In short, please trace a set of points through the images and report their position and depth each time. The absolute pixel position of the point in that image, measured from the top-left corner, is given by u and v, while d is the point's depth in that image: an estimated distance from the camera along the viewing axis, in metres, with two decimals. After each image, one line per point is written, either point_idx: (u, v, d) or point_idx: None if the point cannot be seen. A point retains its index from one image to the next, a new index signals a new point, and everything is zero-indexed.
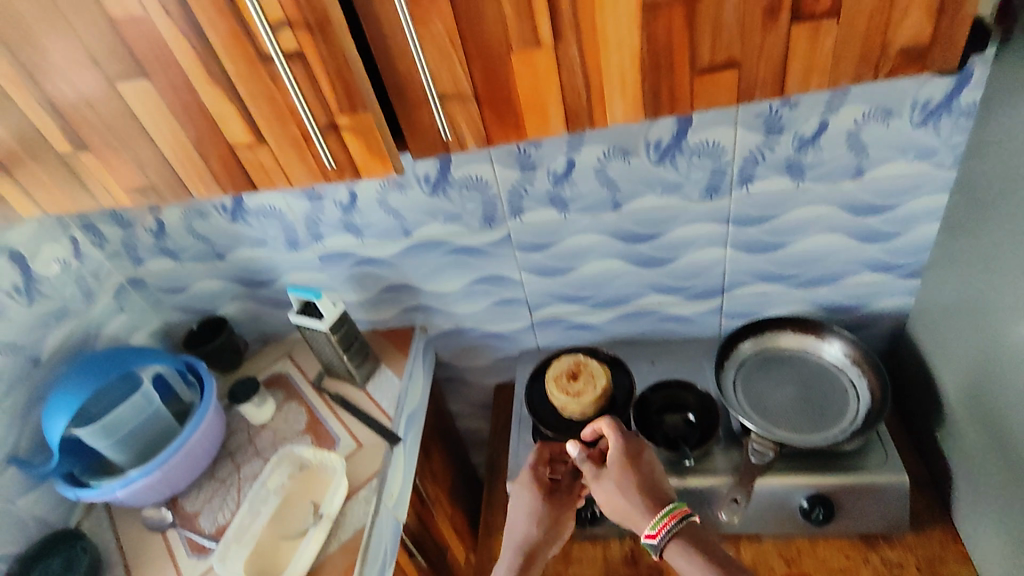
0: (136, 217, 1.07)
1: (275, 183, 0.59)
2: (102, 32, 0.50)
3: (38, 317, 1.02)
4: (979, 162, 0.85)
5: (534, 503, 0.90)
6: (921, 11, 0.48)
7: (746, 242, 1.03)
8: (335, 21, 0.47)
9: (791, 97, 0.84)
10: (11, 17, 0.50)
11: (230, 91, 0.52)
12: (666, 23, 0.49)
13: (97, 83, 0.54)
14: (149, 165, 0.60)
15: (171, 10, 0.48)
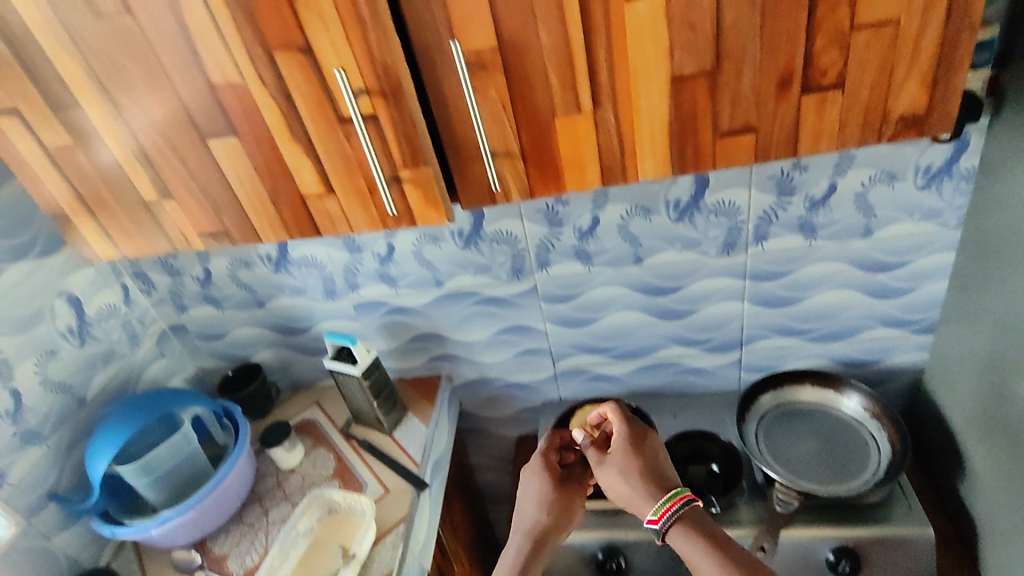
0: (186, 266, 1.15)
1: (339, 228, 0.66)
2: (204, 97, 0.58)
3: (88, 359, 1.07)
4: (981, 223, 0.91)
5: (545, 490, 0.88)
6: (916, 85, 0.55)
7: (762, 297, 1.07)
8: (407, 89, 0.55)
9: (801, 161, 0.92)
10: (127, 84, 0.59)
11: (310, 148, 0.60)
12: (690, 93, 0.56)
13: (193, 139, 0.62)
14: (226, 212, 0.67)
15: (268, 79, 0.56)
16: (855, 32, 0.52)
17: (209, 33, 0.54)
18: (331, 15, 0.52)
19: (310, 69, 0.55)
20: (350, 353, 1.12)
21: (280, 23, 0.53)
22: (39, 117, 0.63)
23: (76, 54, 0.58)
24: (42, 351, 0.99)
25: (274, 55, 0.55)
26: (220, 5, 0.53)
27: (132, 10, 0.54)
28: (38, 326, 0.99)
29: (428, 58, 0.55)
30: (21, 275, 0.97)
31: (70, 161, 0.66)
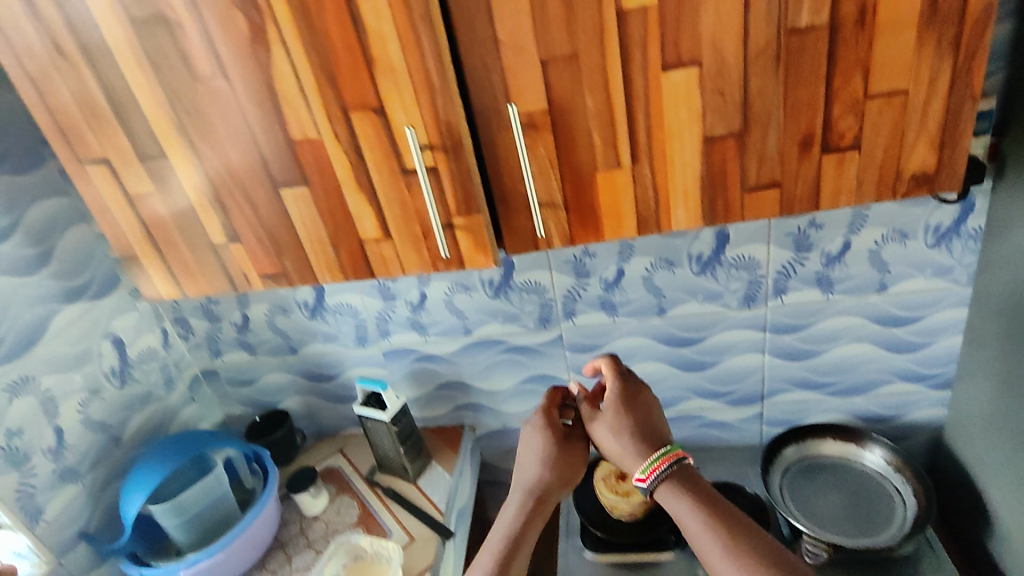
0: (225, 312, 1.20)
1: (392, 270, 0.71)
2: (281, 150, 0.65)
3: (125, 400, 1.10)
4: (991, 279, 0.95)
5: (543, 448, 0.88)
6: (926, 147, 0.61)
7: (782, 349, 1.11)
8: (466, 145, 0.62)
9: (817, 219, 0.97)
10: (213, 138, 0.66)
11: (373, 197, 0.66)
12: (720, 152, 0.62)
13: (265, 188, 0.68)
14: (287, 255, 0.73)
15: (342, 135, 0.63)
16: (868, 101, 0.59)
17: (294, 95, 0.62)
18: (405, 81, 0.59)
19: (381, 127, 0.62)
20: (380, 399, 1.15)
21: (358, 87, 0.60)
22: (126, 166, 0.70)
23: (170, 113, 0.65)
24: (88, 389, 1.03)
25: (350, 114, 0.62)
26: (307, 71, 0.60)
27: (226, 75, 0.62)
28: (86, 365, 1.03)
29: (485, 118, 0.62)
30: (75, 315, 1.03)
31: (148, 207, 0.72)
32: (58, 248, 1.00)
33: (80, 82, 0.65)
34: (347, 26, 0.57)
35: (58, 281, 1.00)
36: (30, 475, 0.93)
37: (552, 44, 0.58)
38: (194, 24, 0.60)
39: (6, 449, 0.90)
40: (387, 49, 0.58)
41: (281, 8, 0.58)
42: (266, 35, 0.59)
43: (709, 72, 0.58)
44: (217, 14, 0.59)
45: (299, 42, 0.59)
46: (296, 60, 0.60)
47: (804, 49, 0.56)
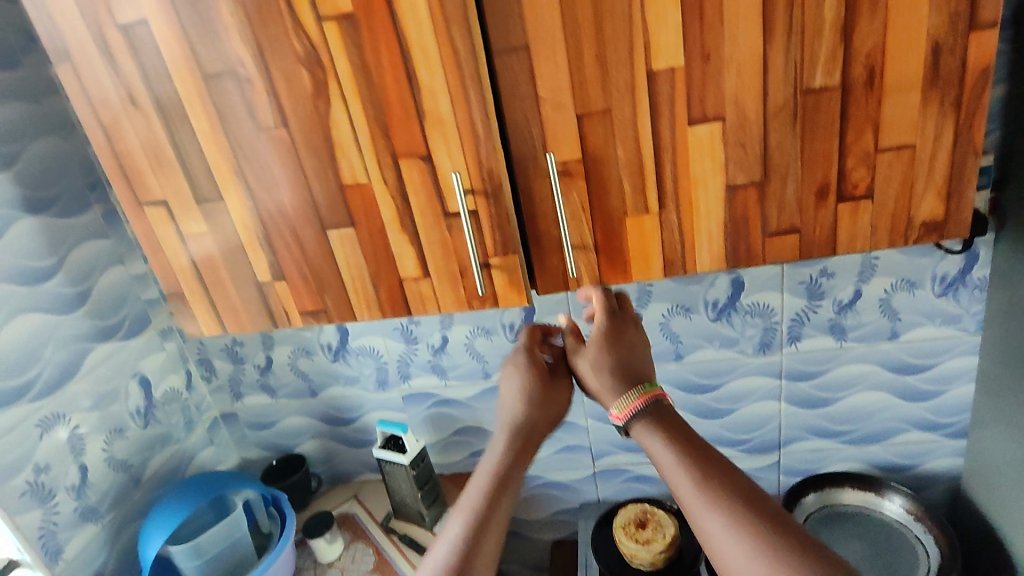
0: (249, 354, 1.22)
1: (429, 309, 0.75)
2: (332, 193, 0.70)
3: (148, 440, 1.11)
4: (999, 328, 0.98)
5: (525, 387, 0.83)
6: (934, 197, 0.65)
7: (798, 396, 1.13)
8: (506, 191, 0.67)
9: (828, 268, 1.01)
10: (270, 180, 0.71)
11: (415, 237, 0.71)
12: (743, 199, 0.66)
13: (314, 228, 0.73)
14: (329, 292, 0.77)
15: (390, 180, 0.68)
16: (879, 154, 0.63)
17: (348, 144, 0.68)
18: (452, 132, 0.65)
19: (428, 173, 0.67)
20: (399, 442, 1.16)
21: (409, 137, 0.66)
22: (184, 208, 0.75)
23: (232, 159, 0.71)
24: (111, 429, 1.04)
25: (399, 161, 0.67)
26: (363, 122, 0.66)
27: (287, 125, 0.68)
28: (112, 404, 1.04)
29: (523, 166, 0.67)
30: (107, 354, 1.05)
31: (199, 246, 0.77)
32: (97, 287, 1.04)
33: (150, 131, 0.71)
34: (402, 83, 0.64)
35: (95, 319, 1.03)
36: (52, 513, 0.92)
37: (588, 100, 0.63)
38: (262, 80, 0.66)
39: (33, 486, 0.90)
40: (437, 103, 0.64)
41: (343, 67, 0.64)
42: (328, 92, 0.66)
43: (732, 126, 0.63)
44: (284, 72, 0.66)
45: (358, 97, 0.65)
46: (354, 112, 0.66)
47: (818, 108, 0.62)
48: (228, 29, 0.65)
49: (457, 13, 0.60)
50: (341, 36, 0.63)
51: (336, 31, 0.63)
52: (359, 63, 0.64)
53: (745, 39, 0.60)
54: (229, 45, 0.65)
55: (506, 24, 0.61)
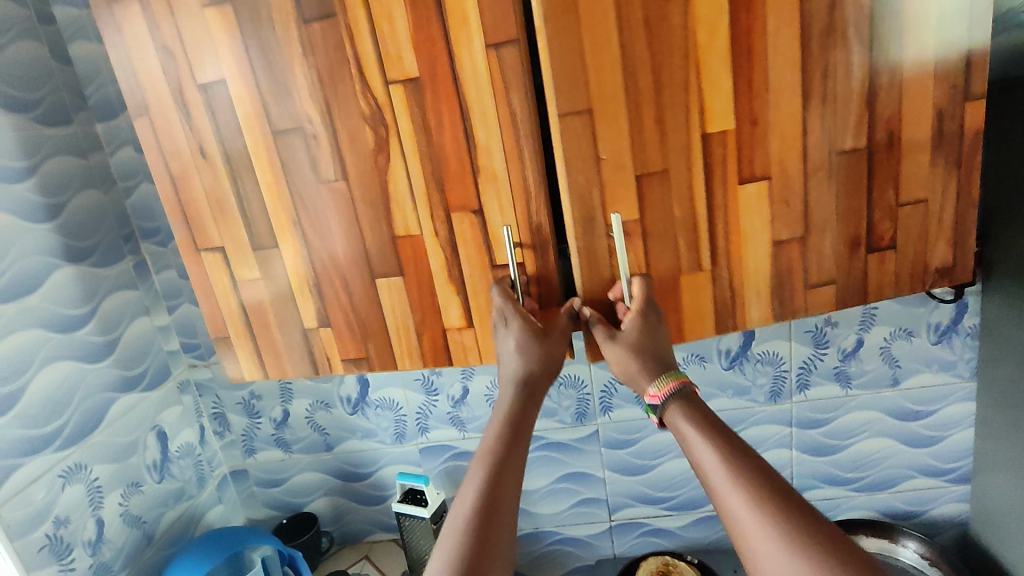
0: (266, 408, 1.22)
1: (470, 360, 0.79)
2: (384, 244, 0.75)
3: (161, 496, 1.09)
4: (991, 373, 1.05)
5: (525, 338, 0.72)
6: (946, 246, 0.73)
7: (808, 444, 1.16)
8: (552, 245, 0.73)
9: (832, 318, 1.08)
10: (322, 229, 0.76)
11: (461, 288, 0.76)
12: (786, 250, 0.73)
13: (364, 277, 0.77)
14: (373, 339, 0.80)
15: (441, 233, 0.74)
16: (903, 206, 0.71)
17: (404, 198, 0.73)
18: (505, 188, 0.71)
19: (479, 226, 0.73)
20: (417, 496, 1.16)
21: (463, 192, 0.72)
22: (241, 255, 0.80)
23: (291, 209, 0.76)
24: (128, 483, 1.02)
25: (452, 215, 0.73)
26: (420, 178, 0.72)
27: (348, 178, 0.74)
28: (131, 457, 1.03)
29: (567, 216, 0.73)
30: (129, 405, 1.04)
31: (252, 293, 0.81)
32: (124, 337, 1.05)
33: (214, 180, 0.77)
34: (460, 141, 0.70)
35: (121, 368, 1.03)
36: (68, 569, 0.90)
37: (648, 161, 0.69)
38: (328, 138, 0.72)
39: (52, 540, 0.88)
40: (491, 160, 0.70)
41: (405, 128, 0.70)
42: (390, 149, 0.72)
43: (775, 184, 0.71)
44: (350, 130, 0.72)
45: (417, 155, 0.71)
46: (411, 170, 0.72)
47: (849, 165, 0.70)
48: (305, 90, 0.71)
49: (515, 80, 0.67)
50: (404, 99, 0.69)
51: (402, 93, 0.69)
52: (420, 123, 0.70)
53: (787, 108, 0.68)
54: (298, 104, 0.72)
55: (572, 89, 0.66)
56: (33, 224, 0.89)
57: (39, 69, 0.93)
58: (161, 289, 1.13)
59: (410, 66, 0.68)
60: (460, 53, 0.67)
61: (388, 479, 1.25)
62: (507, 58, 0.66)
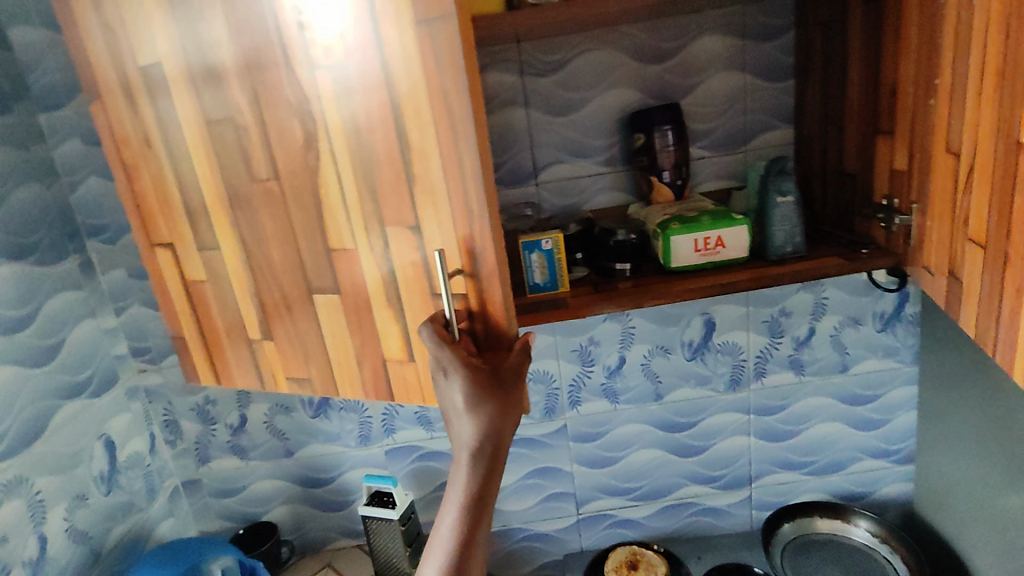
0: (222, 413, 1.16)
1: (412, 397, 0.70)
2: (318, 256, 0.67)
3: (109, 510, 1.03)
4: (931, 358, 1.13)
5: (474, 390, 0.60)
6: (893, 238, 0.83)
7: (765, 430, 1.21)
8: (498, 278, 0.60)
9: (786, 309, 1.13)
10: (258, 235, 0.69)
11: (401, 316, 0.66)
12: (1001, 224, 0.62)
13: (300, 291, 0.70)
14: (314, 363, 0.74)
15: (374, 248, 0.64)
16: (891, 203, 0.82)
17: (336, 204, 0.63)
18: (442, 200, 0.59)
19: (416, 245, 0.62)
20: (385, 498, 1.13)
21: (399, 205, 0.61)
22: (187, 251, 0.76)
23: (227, 206, 0.70)
24: (74, 495, 0.96)
25: (387, 229, 0.62)
26: (352, 180, 0.62)
27: (278, 176, 0.65)
28: (77, 467, 0.97)
29: None
30: (75, 412, 0.98)
31: (200, 293, 0.77)
32: (68, 341, 0.98)
33: (162, 171, 0.72)
34: (393, 138, 0.58)
35: (65, 374, 0.96)
36: None
37: None
38: (258, 132, 0.64)
39: None
40: (427, 163, 0.58)
41: (333, 123, 0.60)
42: (320, 144, 0.61)
43: None
44: (278, 121, 0.62)
45: (348, 158, 0.61)
46: (342, 170, 0.62)
47: (944, 140, 0.71)
48: (276, 63, 0.60)
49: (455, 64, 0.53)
50: (330, 87, 0.59)
51: (326, 76, 0.59)
52: (350, 116, 0.59)
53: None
54: (227, 93, 0.64)
55: None
56: None
57: None
58: (108, 290, 1.07)
59: (333, 46, 0.57)
60: (389, 29, 0.55)
61: (352, 483, 1.21)
62: (440, 35, 0.53)
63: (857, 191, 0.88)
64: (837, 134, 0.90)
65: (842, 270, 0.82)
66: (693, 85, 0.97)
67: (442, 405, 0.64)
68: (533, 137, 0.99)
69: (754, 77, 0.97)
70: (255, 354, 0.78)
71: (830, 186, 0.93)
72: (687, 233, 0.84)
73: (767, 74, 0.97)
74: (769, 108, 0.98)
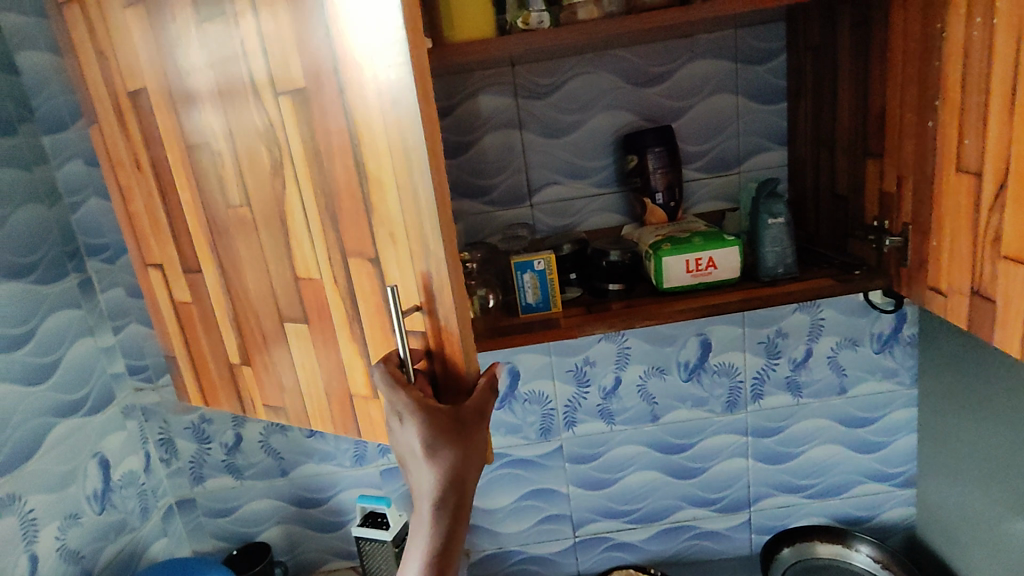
0: (217, 432, 1.16)
1: (377, 431, 0.69)
2: (288, 284, 0.67)
3: (101, 529, 1.03)
4: (931, 380, 1.12)
5: (430, 436, 0.58)
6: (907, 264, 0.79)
7: (763, 452, 1.20)
8: (455, 318, 0.57)
9: (783, 329, 1.12)
10: (233, 260, 0.70)
11: (364, 349, 0.65)
12: None
13: (273, 318, 0.70)
14: (288, 390, 0.74)
15: (338, 278, 0.63)
16: (881, 224, 0.83)
17: (301, 232, 0.63)
18: (399, 232, 0.57)
19: (375, 278, 0.60)
20: (378, 519, 1.13)
21: (359, 236, 0.60)
22: (176, 273, 0.77)
23: (206, 231, 0.71)
24: (66, 514, 0.96)
25: (348, 260, 0.62)
26: (314, 209, 0.61)
27: (250, 203, 0.66)
28: (70, 486, 0.97)
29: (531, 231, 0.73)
30: (71, 431, 0.98)
31: (191, 312, 0.78)
32: (66, 359, 0.99)
33: (153, 194, 0.74)
34: (351, 169, 0.58)
35: (61, 393, 0.97)
36: None
37: None
38: (231, 159, 0.65)
39: None
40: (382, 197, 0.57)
41: (298, 150, 0.60)
42: (285, 174, 0.62)
43: None
44: (248, 148, 0.63)
45: (311, 187, 0.61)
46: (306, 198, 0.61)
47: (954, 157, 0.69)
48: (245, 90, 0.61)
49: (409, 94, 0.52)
50: (293, 114, 0.59)
51: (288, 103, 0.59)
52: (312, 144, 0.59)
53: None
54: (203, 121, 0.65)
55: None
56: None
57: None
58: (107, 309, 1.07)
59: (296, 72, 0.57)
60: (346, 59, 0.54)
61: (347, 503, 1.21)
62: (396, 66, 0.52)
63: (849, 213, 0.88)
64: (829, 158, 0.91)
65: (832, 292, 0.81)
66: (686, 108, 0.98)
67: (398, 450, 0.61)
68: (527, 158, 1.00)
69: (747, 99, 0.97)
70: (237, 380, 0.78)
71: (823, 208, 0.94)
72: (679, 253, 0.84)
73: (760, 97, 0.97)
74: (763, 130, 0.99)
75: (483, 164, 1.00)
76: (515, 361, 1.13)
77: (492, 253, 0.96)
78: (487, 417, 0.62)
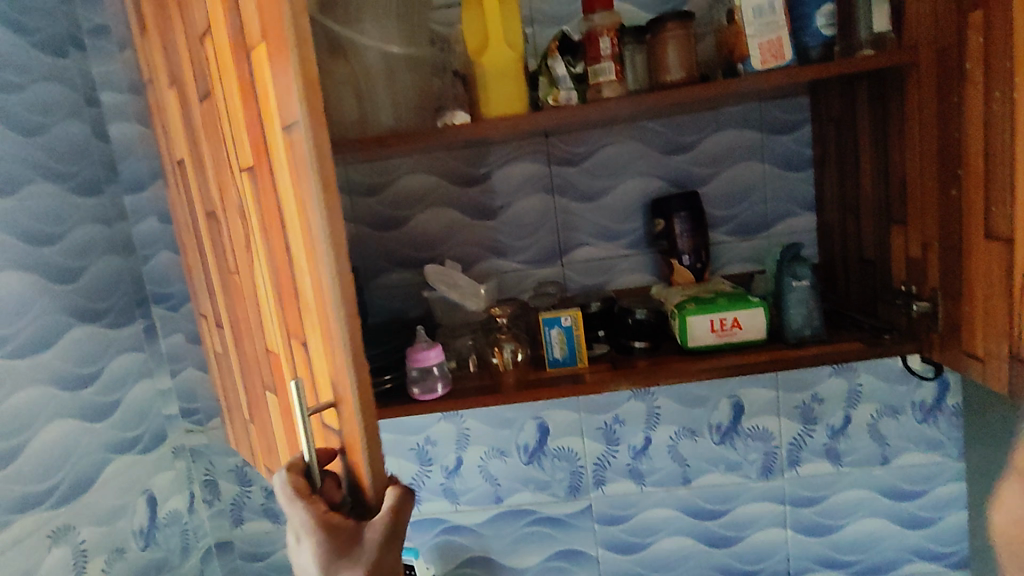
0: (258, 476, 1.21)
1: None
2: (263, 353, 0.72)
3: (144, 565, 1.07)
4: (980, 453, 1.07)
5: (325, 557, 0.56)
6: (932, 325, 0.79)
7: (802, 523, 1.16)
8: (353, 417, 0.55)
9: (818, 394, 1.11)
10: (236, 323, 0.78)
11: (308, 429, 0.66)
12: None
13: (259, 380, 0.76)
14: (273, 451, 0.79)
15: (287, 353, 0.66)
16: (909, 289, 0.83)
17: (265, 306, 0.68)
18: (312, 314, 0.57)
19: (306, 362, 0.62)
20: None
21: (293, 316, 0.62)
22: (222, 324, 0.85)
23: (223, 291, 0.80)
24: (114, 548, 1.02)
25: (291, 338, 0.64)
26: (269, 286, 0.66)
27: (239, 272, 0.73)
28: (120, 520, 1.03)
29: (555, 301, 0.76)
30: (124, 467, 1.05)
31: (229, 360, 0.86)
32: (127, 399, 1.07)
33: (207, 251, 0.82)
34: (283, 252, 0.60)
35: (120, 430, 1.05)
36: None
37: None
38: (229, 230, 0.73)
39: None
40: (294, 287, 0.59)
41: (258, 228, 0.65)
42: (255, 250, 0.66)
43: None
44: (235, 223, 0.71)
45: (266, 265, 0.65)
46: (264, 276, 0.66)
47: (982, 224, 0.69)
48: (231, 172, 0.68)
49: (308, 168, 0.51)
50: (252, 195, 0.64)
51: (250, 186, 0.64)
52: (264, 223, 0.63)
53: None
54: (218, 196, 0.75)
55: None
56: (51, 286, 0.94)
57: (78, 146, 1.02)
58: (167, 353, 1.16)
59: (252, 157, 0.62)
60: (273, 143, 0.56)
61: None
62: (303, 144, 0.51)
63: (878, 278, 0.89)
64: (855, 224, 0.92)
65: (862, 354, 0.81)
66: (713, 174, 1.02)
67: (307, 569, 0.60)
68: (558, 220, 1.05)
69: (773, 167, 1.01)
70: (250, 431, 0.86)
71: (852, 273, 0.94)
72: (704, 313, 0.86)
73: (786, 164, 1.01)
74: (790, 196, 1.01)
75: (517, 225, 1.06)
76: (545, 417, 1.14)
77: (522, 309, 1.00)
78: (397, 543, 0.57)
